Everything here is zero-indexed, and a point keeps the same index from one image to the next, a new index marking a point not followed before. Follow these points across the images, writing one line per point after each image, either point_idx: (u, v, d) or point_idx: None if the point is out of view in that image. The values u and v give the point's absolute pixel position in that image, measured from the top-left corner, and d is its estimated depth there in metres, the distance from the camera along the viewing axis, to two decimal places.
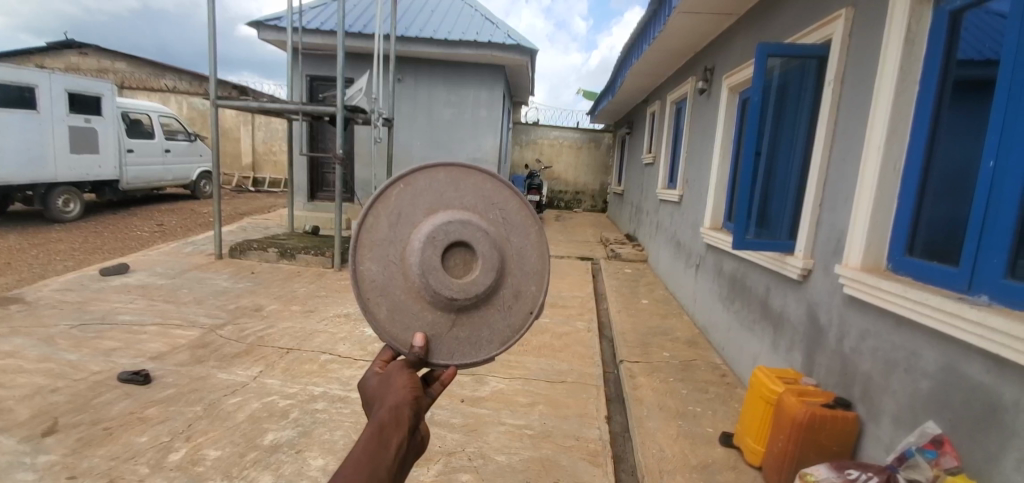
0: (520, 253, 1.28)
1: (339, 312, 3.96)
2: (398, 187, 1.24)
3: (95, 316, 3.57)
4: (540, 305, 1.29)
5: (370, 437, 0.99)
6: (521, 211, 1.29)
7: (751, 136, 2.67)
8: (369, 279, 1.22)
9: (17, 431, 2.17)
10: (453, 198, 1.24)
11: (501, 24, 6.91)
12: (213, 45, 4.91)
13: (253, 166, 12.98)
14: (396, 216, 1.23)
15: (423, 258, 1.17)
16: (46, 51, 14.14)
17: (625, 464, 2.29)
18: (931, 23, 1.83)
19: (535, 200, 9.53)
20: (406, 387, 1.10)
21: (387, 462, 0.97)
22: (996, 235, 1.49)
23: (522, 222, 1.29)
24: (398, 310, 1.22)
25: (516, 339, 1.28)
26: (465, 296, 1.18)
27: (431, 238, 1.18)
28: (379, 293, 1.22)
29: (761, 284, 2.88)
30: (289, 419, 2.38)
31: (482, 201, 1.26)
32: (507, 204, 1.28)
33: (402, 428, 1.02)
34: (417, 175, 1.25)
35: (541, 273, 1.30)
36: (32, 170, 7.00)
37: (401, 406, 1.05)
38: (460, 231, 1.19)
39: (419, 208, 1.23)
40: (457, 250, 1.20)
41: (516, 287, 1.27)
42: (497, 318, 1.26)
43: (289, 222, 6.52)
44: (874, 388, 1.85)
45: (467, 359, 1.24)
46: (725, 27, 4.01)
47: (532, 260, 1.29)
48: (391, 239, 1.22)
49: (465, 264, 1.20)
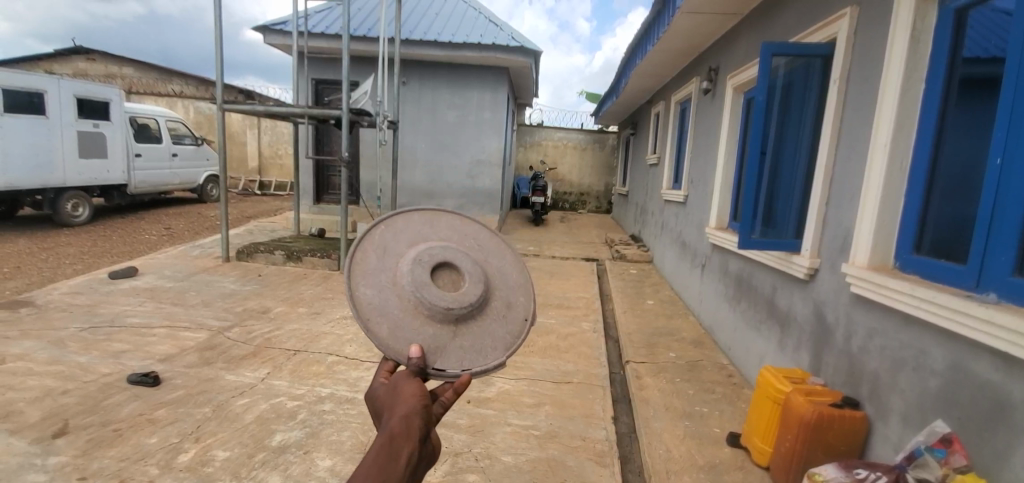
0: (501, 271, 1.41)
1: (344, 314, 3.97)
2: (381, 227, 1.37)
3: (103, 318, 3.60)
4: (531, 312, 1.37)
5: (380, 449, 0.98)
6: (491, 239, 1.48)
7: (756, 134, 2.66)
8: (366, 303, 1.23)
9: (28, 433, 2.19)
10: (430, 233, 1.39)
11: (504, 26, 6.94)
12: (219, 50, 4.96)
13: (259, 169, 13.08)
14: (383, 250, 1.33)
15: (414, 276, 1.23)
16: (53, 57, 14.35)
17: (631, 465, 2.29)
18: (937, 19, 1.82)
19: (541, 201, 9.32)
20: (415, 396, 1.08)
21: (398, 473, 0.96)
22: (1004, 232, 1.48)
23: (496, 248, 1.46)
24: (398, 327, 1.20)
25: (519, 344, 1.29)
26: (461, 305, 1.22)
27: (418, 260, 1.26)
28: (377, 314, 1.21)
29: (767, 284, 2.87)
30: (297, 420, 2.40)
31: (456, 234, 1.42)
32: (478, 235, 1.46)
33: (412, 439, 1.01)
34: (395, 218, 1.40)
35: (524, 288, 1.42)
36: (41, 175, 7.08)
37: (411, 415, 1.04)
38: (443, 253, 1.29)
39: (403, 242, 1.35)
40: (444, 270, 1.29)
41: (505, 298, 1.36)
42: (496, 326, 1.30)
43: (295, 225, 6.48)
44: (882, 386, 1.84)
45: (477, 365, 1.22)
46: (728, 26, 4.02)
47: (514, 276, 1.43)
48: (381, 268, 1.30)
49: (453, 282, 1.28)
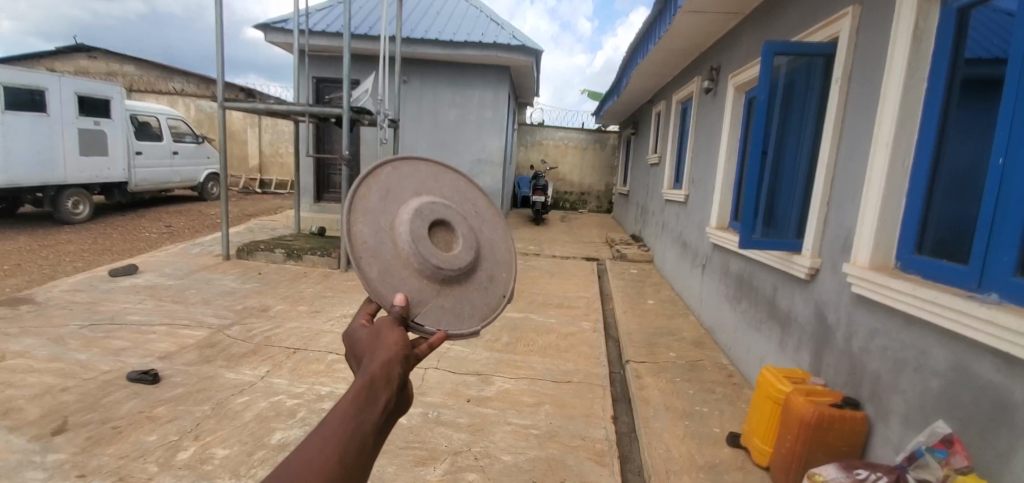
0: (491, 243, 1.46)
1: (345, 312, 3.97)
2: (388, 170, 1.37)
3: (104, 316, 3.60)
4: (510, 289, 1.41)
5: (357, 391, 0.90)
6: (486, 212, 1.55)
7: (758, 135, 2.65)
8: (360, 240, 1.21)
9: (27, 430, 2.18)
10: (433, 188, 1.42)
11: (506, 25, 6.93)
12: (220, 48, 4.95)
13: (260, 168, 13.09)
14: (386, 193, 1.33)
15: (412, 227, 1.24)
16: (55, 54, 14.35)
17: (631, 465, 2.28)
18: (939, 21, 1.81)
19: (541, 201, 9.25)
20: (398, 343, 1.00)
21: (372, 418, 0.88)
22: (1005, 235, 1.47)
23: (490, 221, 1.53)
24: (387, 273, 1.18)
25: (493, 318, 1.32)
26: (450, 267, 1.23)
27: (419, 212, 1.28)
28: (370, 253, 1.19)
29: (768, 284, 2.86)
30: (296, 418, 2.40)
31: (457, 196, 1.47)
32: (476, 205, 1.52)
33: (391, 386, 0.93)
34: (403, 165, 1.41)
35: (508, 264, 1.47)
36: (43, 172, 7.09)
37: (392, 363, 0.96)
38: (442, 212, 1.33)
39: (407, 190, 1.36)
40: (439, 230, 1.31)
41: (490, 270, 1.39)
42: (477, 295, 1.31)
43: (296, 223, 6.45)
44: (883, 388, 1.84)
45: (454, 330, 1.19)
46: (730, 26, 4.01)
47: (501, 252, 1.47)
48: (381, 210, 1.29)
49: (446, 243, 1.30)
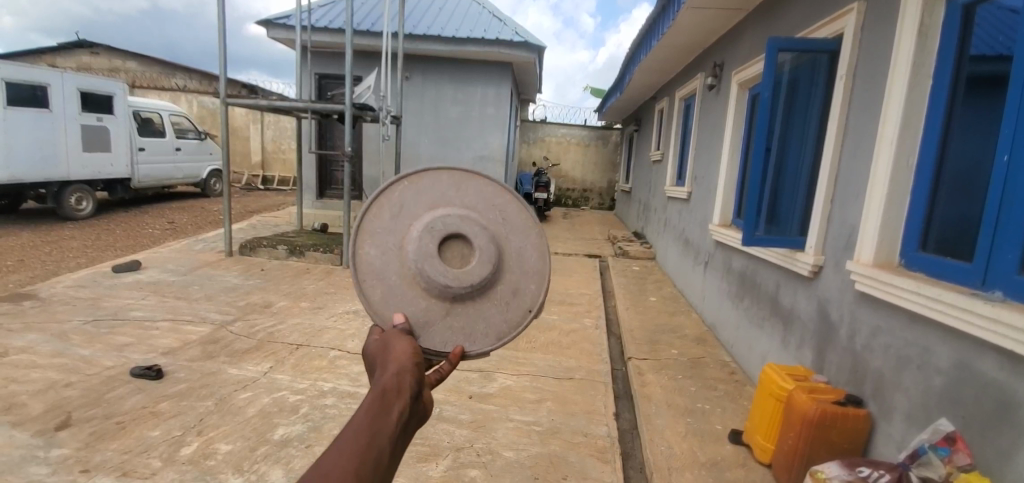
0: (519, 252, 1.34)
1: (347, 309, 3.97)
2: (404, 183, 1.34)
3: (107, 312, 3.61)
4: (538, 304, 1.32)
5: (372, 400, 0.91)
6: (522, 214, 1.36)
7: (761, 132, 2.64)
8: (367, 263, 1.28)
9: (30, 425, 2.19)
10: (454, 197, 1.33)
11: (508, 21, 6.91)
12: (223, 44, 4.95)
13: (262, 164, 13.11)
14: (398, 208, 1.32)
15: (420, 246, 1.24)
16: (58, 51, 14.41)
17: (632, 462, 2.28)
18: (945, 16, 1.80)
19: (545, 197, 9.49)
20: (407, 354, 1.04)
21: (389, 426, 0.88)
22: (1010, 231, 1.46)
23: (523, 225, 1.35)
24: (390, 294, 1.26)
25: (512, 336, 1.29)
26: (460, 285, 1.22)
27: (429, 229, 1.25)
28: (374, 277, 1.27)
29: (770, 281, 2.86)
30: (299, 414, 2.40)
31: (483, 202, 1.35)
32: (507, 208, 1.35)
33: (404, 395, 0.94)
34: (423, 174, 1.35)
35: (540, 274, 1.34)
36: (46, 168, 7.11)
37: (403, 373, 0.99)
38: (458, 224, 1.26)
39: (422, 204, 1.32)
40: (455, 242, 1.26)
41: (514, 284, 1.31)
42: (494, 312, 1.29)
43: (297, 220, 6.49)
44: (886, 386, 1.83)
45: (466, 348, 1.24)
46: (733, 22, 3.99)
47: (532, 260, 1.34)
48: (390, 229, 1.30)
49: (461, 257, 1.26)
